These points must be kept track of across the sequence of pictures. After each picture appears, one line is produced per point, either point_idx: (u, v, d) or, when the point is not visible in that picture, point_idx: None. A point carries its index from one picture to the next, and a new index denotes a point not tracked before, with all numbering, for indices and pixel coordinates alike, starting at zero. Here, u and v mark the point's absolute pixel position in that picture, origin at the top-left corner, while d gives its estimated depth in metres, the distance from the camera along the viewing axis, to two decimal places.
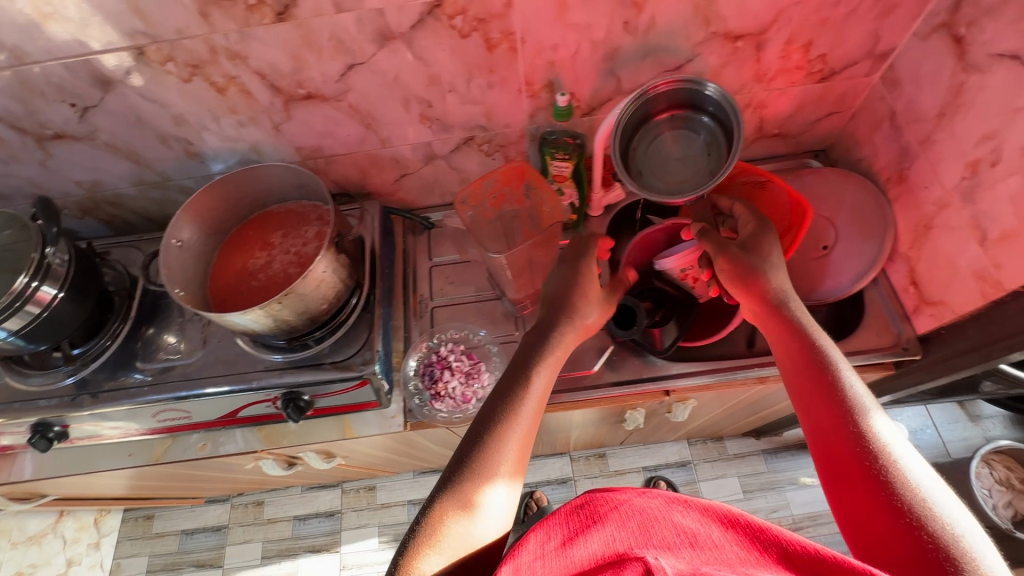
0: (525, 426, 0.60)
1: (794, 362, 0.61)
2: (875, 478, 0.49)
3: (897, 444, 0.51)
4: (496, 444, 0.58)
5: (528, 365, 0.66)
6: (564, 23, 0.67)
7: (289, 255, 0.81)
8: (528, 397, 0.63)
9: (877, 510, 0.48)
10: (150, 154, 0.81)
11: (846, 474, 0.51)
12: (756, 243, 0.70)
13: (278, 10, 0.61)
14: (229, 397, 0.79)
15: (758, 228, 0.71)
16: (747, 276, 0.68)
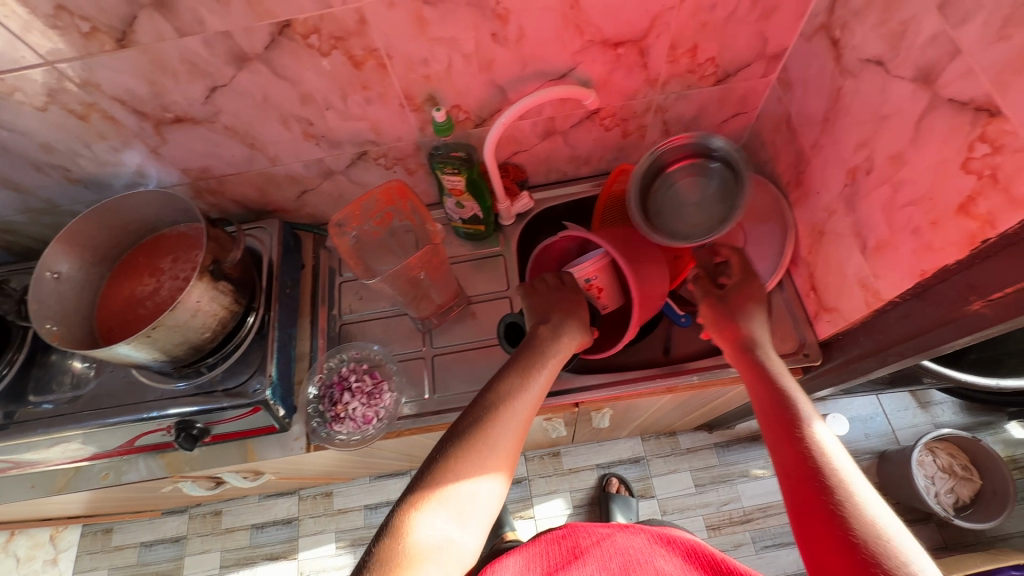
0: (520, 422, 0.60)
1: (765, 380, 0.62)
2: (824, 492, 0.49)
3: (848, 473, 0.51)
4: (488, 435, 0.57)
5: (524, 366, 0.66)
6: (428, 38, 0.65)
7: (177, 281, 0.79)
8: (524, 396, 0.62)
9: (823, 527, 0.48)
10: (29, 182, 0.78)
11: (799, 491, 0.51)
12: (744, 290, 0.75)
13: (116, 36, 0.59)
14: (121, 428, 0.78)
15: (745, 282, 0.75)
16: (734, 309, 0.73)
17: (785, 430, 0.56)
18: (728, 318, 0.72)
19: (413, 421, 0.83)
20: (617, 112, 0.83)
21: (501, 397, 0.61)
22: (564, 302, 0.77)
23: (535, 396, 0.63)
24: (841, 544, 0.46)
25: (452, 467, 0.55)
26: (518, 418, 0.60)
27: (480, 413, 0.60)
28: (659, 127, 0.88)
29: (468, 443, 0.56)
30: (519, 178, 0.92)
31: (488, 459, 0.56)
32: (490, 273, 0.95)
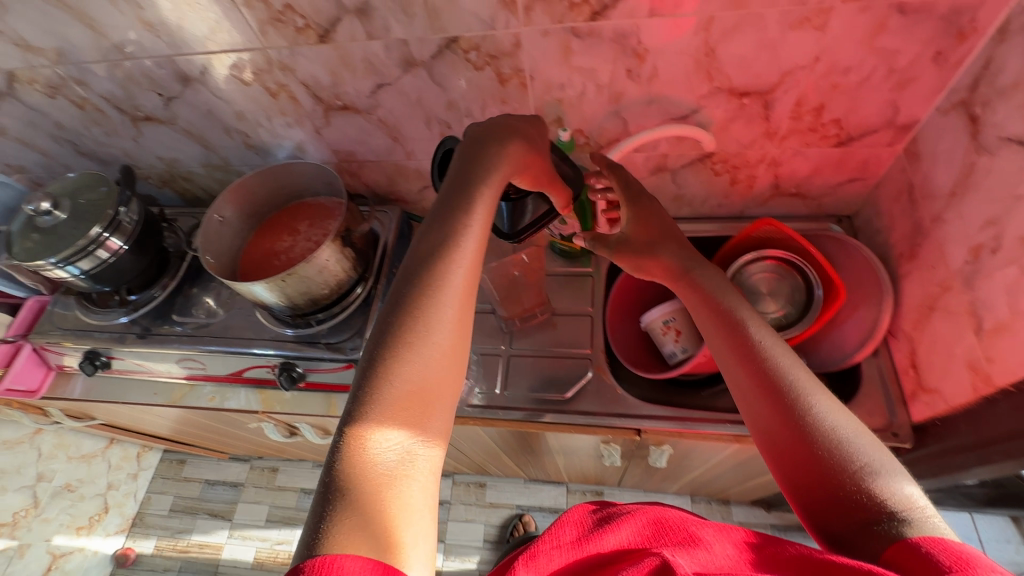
0: (462, 286, 0.54)
1: (730, 327, 0.60)
2: (815, 455, 0.49)
3: (823, 404, 0.52)
4: (438, 308, 0.52)
5: (457, 221, 0.56)
6: (570, 66, 0.73)
7: (310, 243, 0.91)
8: (463, 256, 0.55)
9: (818, 472, 0.49)
10: (217, 142, 0.95)
11: (790, 442, 0.51)
12: (644, 217, 0.69)
13: (319, 33, 0.72)
14: (237, 357, 0.91)
15: (633, 211, 0.68)
16: (637, 239, 0.68)
17: (768, 396, 0.54)
18: (632, 251, 0.68)
19: (480, 411, 0.88)
20: (729, 159, 0.86)
21: (442, 263, 0.54)
22: (483, 149, 0.61)
23: (475, 252, 0.56)
24: (837, 494, 0.47)
25: (410, 351, 0.50)
26: (463, 281, 0.54)
27: (425, 285, 0.53)
28: (770, 180, 0.89)
29: (422, 324, 0.51)
30: None
31: (432, 347, 0.50)
32: (576, 290, 0.99)
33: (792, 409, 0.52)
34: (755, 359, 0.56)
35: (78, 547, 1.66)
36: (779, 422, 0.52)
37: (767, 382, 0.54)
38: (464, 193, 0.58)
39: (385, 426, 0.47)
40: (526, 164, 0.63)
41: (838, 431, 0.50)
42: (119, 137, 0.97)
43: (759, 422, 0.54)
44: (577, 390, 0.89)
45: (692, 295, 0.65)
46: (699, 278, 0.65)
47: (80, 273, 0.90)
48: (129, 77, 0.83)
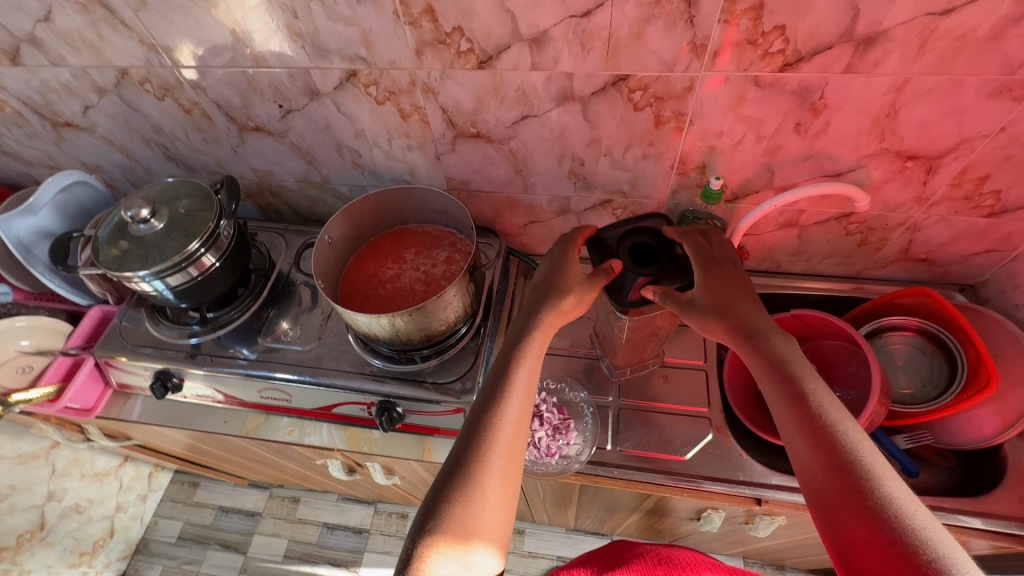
0: (513, 422, 0.58)
1: (789, 394, 0.54)
2: (883, 539, 0.44)
3: (892, 485, 0.47)
4: (490, 445, 0.55)
5: (508, 366, 0.61)
6: (737, 114, 0.69)
7: (418, 273, 0.85)
8: (514, 395, 0.59)
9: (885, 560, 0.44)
10: (323, 159, 0.90)
11: (850, 526, 0.46)
12: (713, 282, 0.62)
13: (481, 58, 0.68)
14: (328, 391, 0.84)
15: (704, 273, 0.63)
16: (703, 299, 0.62)
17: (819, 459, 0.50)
18: (697, 311, 0.61)
19: (593, 468, 0.82)
20: (868, 220, 0.83)
21: (495, 403, 0.58)
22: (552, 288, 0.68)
23: (528, 388, 0.61)
24: None
25: (464, 485, 0.53)
26: (515, 415, 0.58)
27: (478, 430, 0.57)
28: (902, 244, 0.86)
29: (477, 460, 0.54)
30: (740, 259, 0.92)
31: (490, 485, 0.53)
32: (684, 344, 0.95)
33: (858, 491, 0.47)
34: (811, 419, 0.52)
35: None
36: (834, 488, 0.48)
37: (832, 462, 0.49)
38: (514, 344, 0.64)
39: (437, 557, 0.50)
40: (573, 308, 0.67)
41: (906, 515, 0.45)
42: (217, 144, 0.91)
43: (808, 483, 0.51)
44: (697, 451, 0.83)
45: (755, 359, 0.58)
46: (769, 344, 0.58)
47: (166, 288, 0.82)
48: (252, 85, 0.79)
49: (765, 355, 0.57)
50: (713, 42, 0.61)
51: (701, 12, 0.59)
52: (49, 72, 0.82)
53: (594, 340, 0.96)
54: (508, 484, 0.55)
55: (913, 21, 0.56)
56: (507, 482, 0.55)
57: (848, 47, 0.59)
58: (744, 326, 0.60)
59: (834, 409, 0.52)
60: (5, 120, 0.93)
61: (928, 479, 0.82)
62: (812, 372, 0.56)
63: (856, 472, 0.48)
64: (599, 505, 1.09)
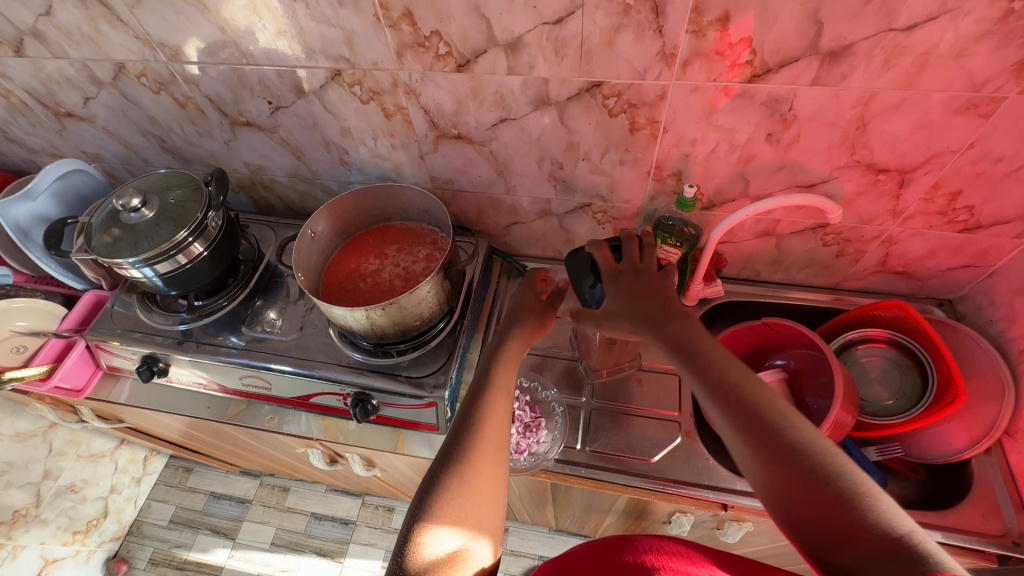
0: (498, 420, 0.59)
1: (698, 367, 0.52)
2: (812, 492, 0.42)
3: (810, 436, 0.45)
4: (475, 440, 0.56)
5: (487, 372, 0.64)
6: (710, 123, 0.71)
7: (398, 269, 0.87)
8: (496, 394, 0.61)
9: (821, 518, 0.41)
10: (312, 155, 0.92)
11: (780, 492, 0.43)
12: (627, 289, 0.64)
13: (459, 61, 0.70)
14: (305, 381, 0.86)
15: (619, 285, 0.65)
16: (615, 308, 0.63)
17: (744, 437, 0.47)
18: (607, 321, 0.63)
19: (561, 466, 0.83)
20: (844, 232, 0.83)
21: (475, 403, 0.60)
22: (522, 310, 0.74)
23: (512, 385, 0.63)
24: (840, 537, 0.40)
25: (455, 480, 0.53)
26: (500, 413, 0.59)
27: (470, 418, 0.58)
28: (878, 256, 0.87)
29: (465, 455, 0.54)
30: (718, 266, 0.93)
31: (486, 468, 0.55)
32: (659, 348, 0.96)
33: (781, 452, 0.44)
34: (728, 394, 0.49)
35: (71, 552, 1.52)
36: (758, 458, 0.45)
37: (747, 427, 0.47)
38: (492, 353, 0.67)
39: (434, 537, 0.50)
40: (538, 329, 0.73)
41: (827, 464, 0.43)
42: (211, 138, 0.94)
43: (746, 469, 0.47)
44: (664, 454, 0.84)
45: (660, 344, 0.57)
46: (670, 327, 0.56)
47: (154, 274, 0.85)
48: (242, 81, 0.81)
49: (673, 340, 0.55)
50: (682, 52, 0.63)
51: (669, 22, 0.60)
52: (51, 64, 0.85)
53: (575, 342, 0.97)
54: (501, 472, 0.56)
55: (877, 36, 0.57)
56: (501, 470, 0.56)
57: (815, 60, 0.60)
58: (652, 314, 0.59)
59: (740, 370, 0.51)
60: (11, 108, 0.97)
61: (897, 491, 0.82)
62: (717, 344, 0.54)
63: (771, 430, 0.46)
64: (575, 505, 1.10)
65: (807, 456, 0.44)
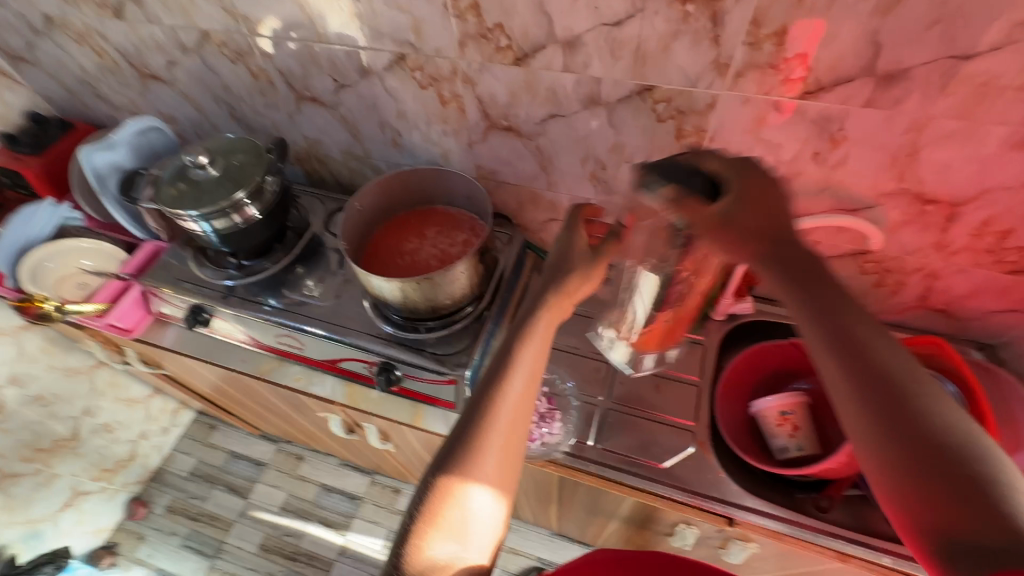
0: (516, 414, 0.54)
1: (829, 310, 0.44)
2: (942, 464, 0.37)
3: (942, 409, 0.39)
4: (485, 431, 0.52)
5: (511, 348, 0.57)
6: (757, 136, 0.71)
7: (436, 250, 0.91)
8: (516, 381, 0.55)
9: (933, 487, 0.37)
10: (367, 134, 0.97)
11: (901, 457, 0.39)
12: (744, 192, 0.50)
13: (518, 55, 0.73)
14: (336, 346, 0.91)
15: (739, 186, 0.50)
16: (734, 216, 0.50)
17: (865, 395, 0.41)
18: (718, 229, 0.50)
19: (571, 460, 0.85)
20: (884, 261, 0.82)
21: (496, 384, 0.55)
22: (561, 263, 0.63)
23: (530, 366, 0.57)
24: (951, 513, 0.36)
25: (462, 474, 0.50)
26: (517, 402, 0.54)
27: (481, 404, 0.54)
28: (919, 290, 0.85)
29: (471, 455, 0.51)
30: (751, 283, 0.93)
31: (489, 462, 0.51)
32: (681, 357, 0.95)
33: (906, 415, 0.40)
34: (855, 350, 0.43)
35: (98, 488, 1.60)
36: (873, 416, 0.40)
37: (874, 384, 0.41)
38: (518, 327, 0.59)
39: (434, 543, 0.48)
40: (580, 288, 0.62)
41: (958, 439, 0.38)
42: (276, 109, 1.00)
43: (848, 426, 0.43)
44: (677, 461, 0.84)
45: (778, 271, 0.47)
46: (795, 255, 0.47)
47: (211, 230, 0.91)
48: (313, 58, 0.86)
49: (794, 273, 0.46)
50: (737, 63, 0.64)
51: (726, 32, 0.61)
52: (144, 29, 0.93)
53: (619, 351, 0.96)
54: (504, 469, 0.52)
55: (935, 63, 0.57)
56: (504, 467, 0.52)
57: (870, 81, 0.61)
58: (772, 236, 0.49)
59: (869, 323, 0.44)
60: (103, 67, 1.06)
61: None
62: (849, 294, 0.45)
63: (902, 393, 0.40)
64: (580, 507, 1.11)
65: (940, 428, 0.39)
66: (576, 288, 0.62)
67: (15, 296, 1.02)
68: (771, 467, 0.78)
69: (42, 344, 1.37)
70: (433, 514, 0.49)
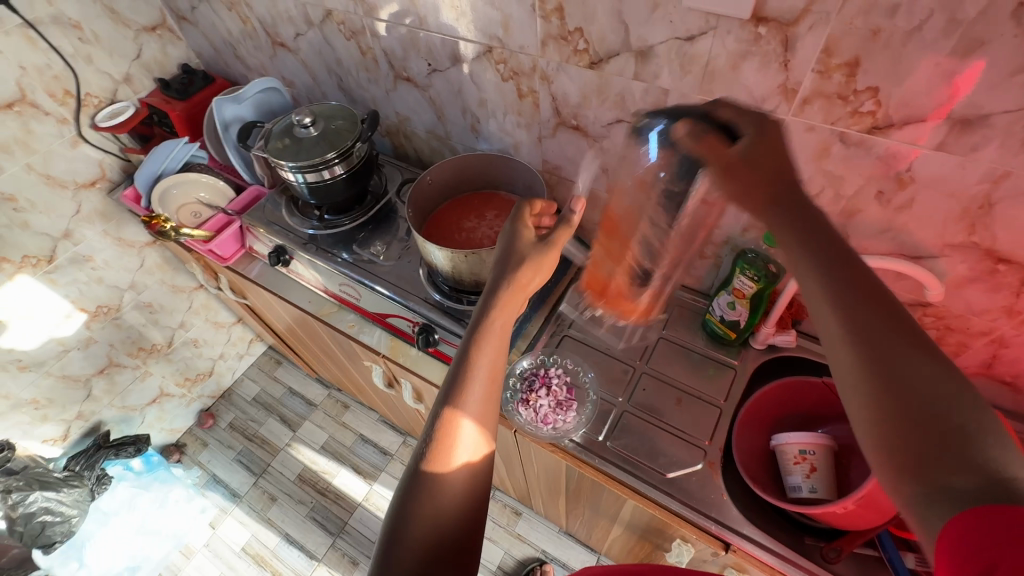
0: (478, 413, 0.58)
1: (834, 260, 0.46)
2: (934, 419, 0.38)
3: (931, 363, 0.40)
4: (459, 428, 0.56)
5: (474, 345, 0.60)
6: (818, 166, 0.71)
7: (491, 231, 0.98)
8: (477, 380, 0.59)
9: (917, 437, 0.38)
10: (450, 117, 1.06)
11: (894, 408, 0.40)
12: (759, 139, 0.51)
13: (593, 59, 0.77)
14: (388, 302, 1.00)
15: (755, 132, 0.52)
16: (752, 156, 0.51)
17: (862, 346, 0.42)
18: (738, 169, 0.51)
19: (579, 450, 0.88)
20: (946, 317, 0.77)
21: (460, 385, 0.58)
22: (510, 259, 0.65)
23: (490, 362, 0.60)
24: (935, 460, 0.37)
25: (440, 469, 0.54)
26: (478, 401, 0.58)
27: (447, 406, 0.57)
28: (984, 356, 0.79)
29: (438, 463, 0.54)
30: (796, 317, 0.91)
31: (460, 466, 0.54)
32: (710, 378, 0.94)
33: (903, 372, 0.40)
34: (853, 304, 0.44)
35: (179, 393, 1.84)
36: (867, 366, 0.42)
37: (871, 336, 0.42)
38: (474, 328, 0.62)
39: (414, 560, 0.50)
40: (533, 279, 0.66)
41: (946, 390, 0.39)
42: (376, 85, 1.11)
43: (843, 378, 0.44)
44: (682, 475, 0.85)
45: (781, 218, 0.49)
46: (808, 205, 0.49)
47: (303, 182, 1.04)
48: (413, 42, 0.96)
49: (799, 226, 0.48)
50: (804, 89, 0.64)
51: (797, 58, 0.62)
52: (281, 3, 1.08)
53: (649, 352, 0.98)
54: (472, 474, 0.55)
55: (1019, 112, 0.54)
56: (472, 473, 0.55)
57: (943, 123, 0.59)
58: (776, 184, 0.50)
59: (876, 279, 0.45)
60: (245, 32, 1.23)
61: None
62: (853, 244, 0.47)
63: (902, 350, 0.41)
64: (586, 505, 1.13)
65: (931, 381, 0.39)
66: (527, 281, 0.65)
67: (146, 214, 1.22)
68: (778, 501, 0.77)
69: (158, 260, 1.59)
70: (408, 529, 0.51)
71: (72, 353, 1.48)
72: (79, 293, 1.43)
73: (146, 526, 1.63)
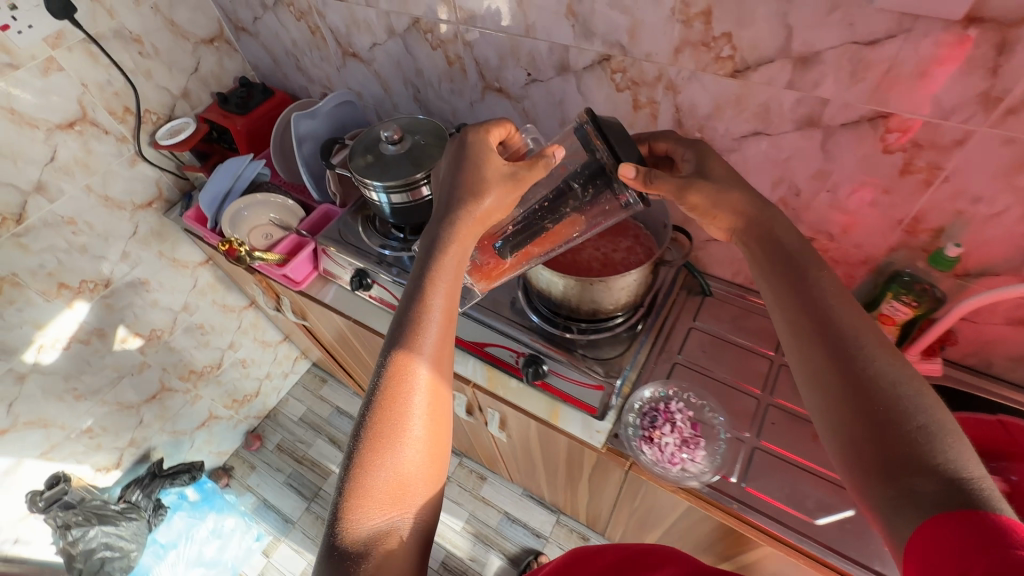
0: (433, 343, 0.59)
1: (799, 281, 0.54)
2: (894, 420, 0.43)
3: (893, 374, 0.45)
4: (415, 357, 0.57)
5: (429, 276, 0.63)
6: (1009, 182, 0.63)
7: (597, 252, 0.86)
8: (434, 313, 0.60)
9: (879, 441, 0.43)
10: (544, 130, 0.99)
11: (853, 410, 0.45)
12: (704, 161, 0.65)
13: (738, 67, 0.70)
14: (489, 331, 0.94)
15: (698, 154, 0.67)
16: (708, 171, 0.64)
17: (827, 355, 0.48)
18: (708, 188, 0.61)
19: (711, 494, 0.80)
20: None
21: (416, 319, 0.60)
22: (464, 186, 0.67)
23: (446, 295, 0.62)
24: (896, 461, 0.41)
25: (396, 394, 0.55)
26: (434, 333, 0.59)
27: (404, 333, 0.59)
28: None
29: (390, 386, 0.55)
30: (943, 342, 0.83)
31: (416, 396, 0.55)
32: None
33: (868, 378, 0.45)
34: (818, 318, 0.51)
35: (227, 415, 1.78)
36: (833, 373, 0.47)
37: (840, 349, 0.48)
38: (427, 259, 0.64)
39: (369, 484, 0.51)
40: (492, 211, 0.67)
41: (910, 399, 0.43)
42: (460, 97, 1.05)
43: (809, 383, 0.50)
44: (834, 522, 0.77)
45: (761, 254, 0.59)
46: (778, 240, 0.58)
47: (389, 202, 0.97)
48: (513, 50, 0.89)
49: (775, 261, 0.57)
50: (1013, 98, 0.57)
51: (1011, 63, 0.54)
52: (361, 12, 1.01)
53: (771, 381, 0.91)
54: (428, 400, 0.56)
55: None
56: (428, 399, 0.56)
57: None
58: (762, 223, 0.60)
59: (837, 297, 0.52)
60: (313, 42, 1.17)
61: None
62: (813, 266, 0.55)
63: (863, 357, 0.47)
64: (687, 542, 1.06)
65: (894, 385, 0.44)
66: (481, 209, 0.66)
67: (214, 236, 1.16)
68: None
69: (210, 280, 1.53)
70: (365, 455, 0.52)
71: (125, 379, 1.42)
72: (133, 317, 1.37)
73: (203, 558, 1.57)
